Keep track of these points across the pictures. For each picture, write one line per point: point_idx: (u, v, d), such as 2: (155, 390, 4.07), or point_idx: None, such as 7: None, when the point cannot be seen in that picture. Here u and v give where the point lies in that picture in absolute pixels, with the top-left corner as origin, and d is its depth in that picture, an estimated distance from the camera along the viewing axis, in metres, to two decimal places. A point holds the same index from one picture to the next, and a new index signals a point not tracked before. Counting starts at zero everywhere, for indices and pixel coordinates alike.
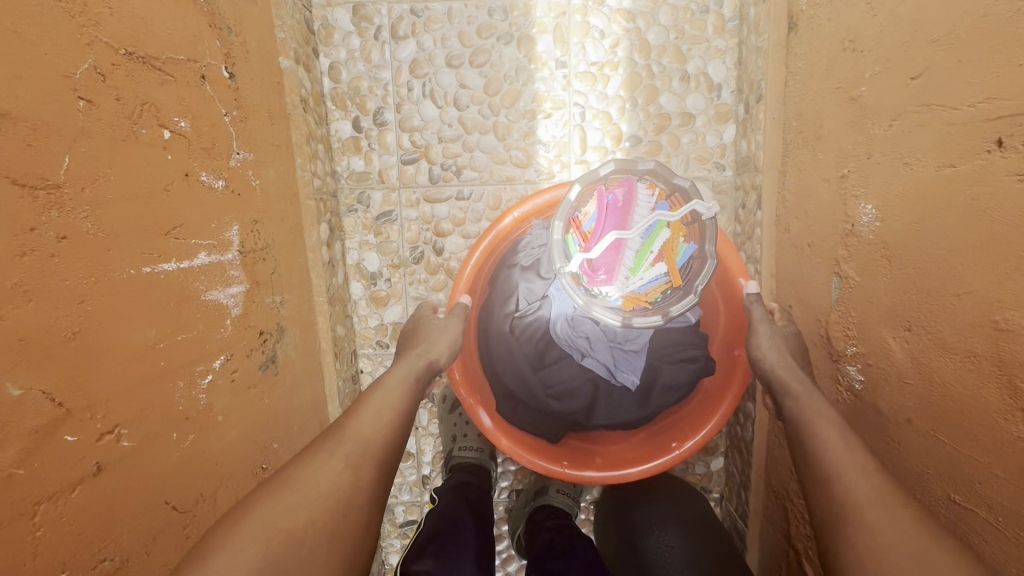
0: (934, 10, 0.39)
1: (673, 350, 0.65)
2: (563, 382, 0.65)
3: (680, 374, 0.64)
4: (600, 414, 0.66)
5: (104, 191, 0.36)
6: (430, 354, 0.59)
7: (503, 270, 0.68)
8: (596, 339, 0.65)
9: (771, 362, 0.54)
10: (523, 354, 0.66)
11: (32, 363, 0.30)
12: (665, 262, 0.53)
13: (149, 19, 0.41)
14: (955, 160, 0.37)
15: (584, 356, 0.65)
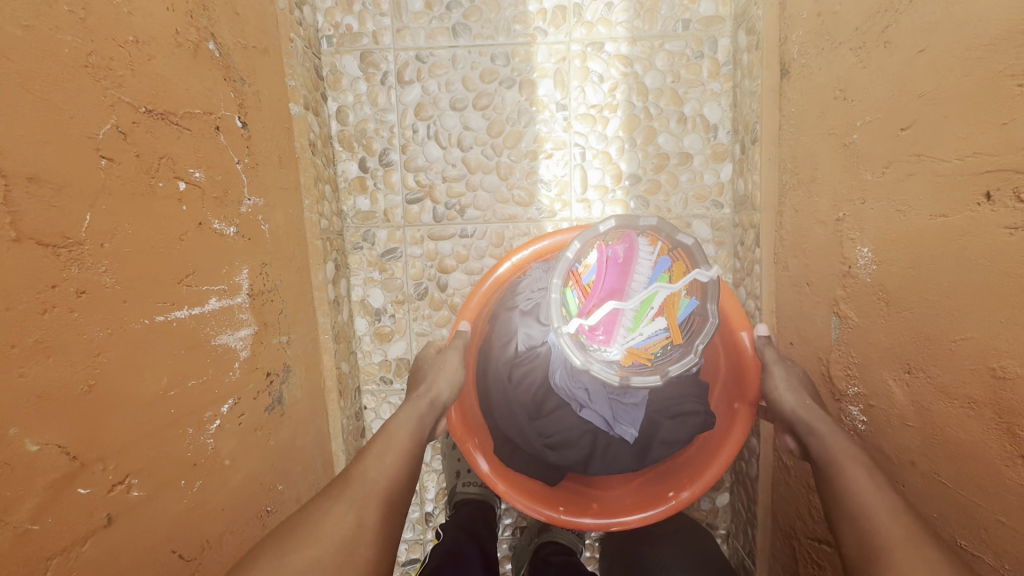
0: (919, 67, 0.41)
1: (672, 402, 0.66)
2: (560, 432, 0.65)
3: (679, 430, 0.64)
4: (597, 463, 0.67)
5: (123, 245, 0.37)
6: (432, 394, 0.59)
7: (503, 312, 0.69)
8: (595, 391, 0.65)
9: (791, 404, 0.53)
10: (521, 402, 0.66)
11: (49, 418, 0.31)
12: (665, 317, 0.54)
13: (168, 78, 0.43)
14: (946, 210, 0.39)
15: (582, 408, 0.65)
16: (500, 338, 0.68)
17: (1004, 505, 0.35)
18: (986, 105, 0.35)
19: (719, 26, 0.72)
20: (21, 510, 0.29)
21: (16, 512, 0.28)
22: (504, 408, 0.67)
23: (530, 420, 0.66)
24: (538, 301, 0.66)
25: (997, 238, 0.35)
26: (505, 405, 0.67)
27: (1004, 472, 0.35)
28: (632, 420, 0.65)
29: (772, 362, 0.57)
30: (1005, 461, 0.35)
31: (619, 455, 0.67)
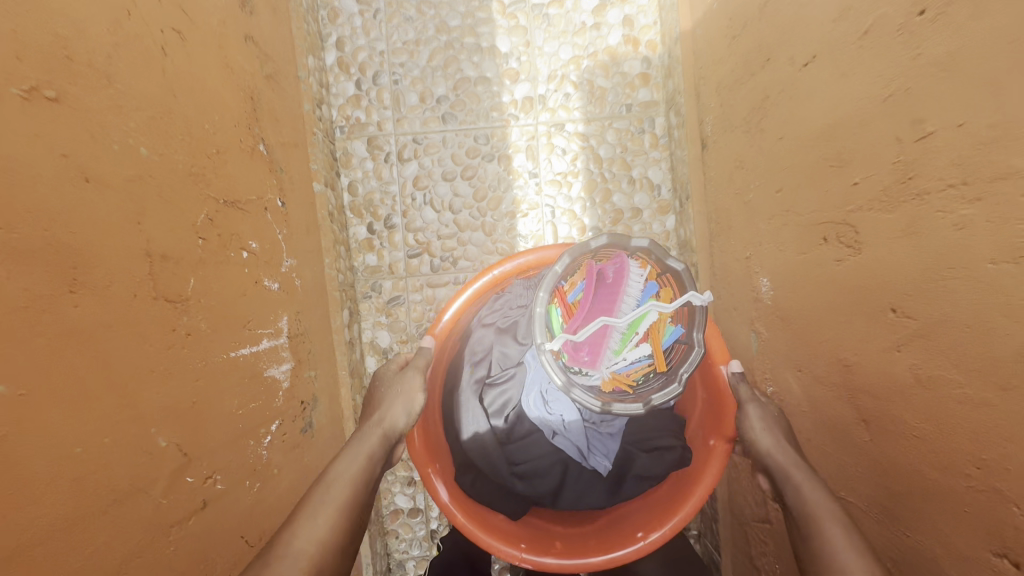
0: (780, 149, 0.58)
1: (652, 438, 0.75)
2: (529, 459, 0.77)
3: (654, 465, 0.73)
4: (568, 490, 0.77)
5: (211, 299, 0.51)
6: (385, 425, 0.61)
7: (480, 330, 0.82)
8: (567, 421, 0.78)
9: (767, 445, 0.56)
10: (493, 428, 0.78)
11: (173, 423, 0.43)
12: (649, 344, 0.64)
13: (236, 175, 0.58)
14: (804, 250, 0.54)
15: (555, 435, 0.77)
16: (475, 356, 0.81)
17: (889, 474, 0.45)
18: (816, 177, 0.51)
19: (655, 108, 0.90)
20: (158, 486, 0.41)
21: (155, 488, 0.41)
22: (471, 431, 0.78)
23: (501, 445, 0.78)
24: (514, 319, 0.80)
25: (831, 268, 0.50)
26: (471, 428, 0.77)
27: (900, 451, 0.43)
28: (604, 449, 0.78)
29: (746, 401, 0.61)
30: (898, 440, 0.43)
31: (593, 484, 0.77)
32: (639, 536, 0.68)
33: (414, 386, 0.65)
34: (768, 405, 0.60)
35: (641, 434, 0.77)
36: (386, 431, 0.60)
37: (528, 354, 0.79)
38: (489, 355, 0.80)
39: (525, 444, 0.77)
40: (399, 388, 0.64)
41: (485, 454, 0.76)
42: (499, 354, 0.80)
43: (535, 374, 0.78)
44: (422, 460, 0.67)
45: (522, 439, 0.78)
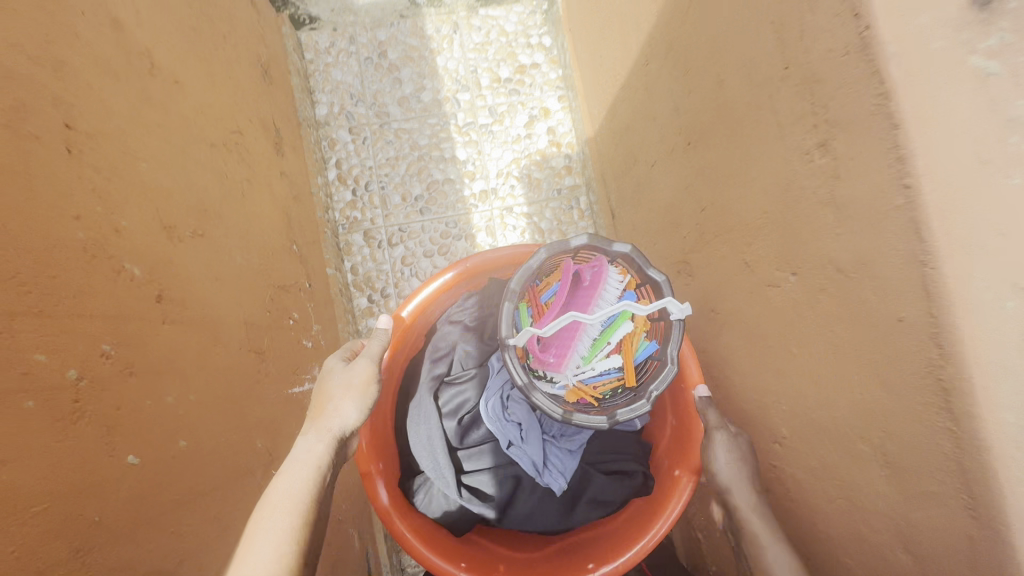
0: (650, 216, 0.87)
1: (612, 462, 0.80)
2: (483, 465, 0.79)
3: (610, 488, 0.77)
4: (519, 508, 0.78)
5: (276, 353, 0.75)
6: (331, 425, 0.61)
7: (446, 325, 0.85)
8: (527, 430, 0.76)
9: (725, 475, 0.63)
10: (446, 430, 0.79)
11: (264, 432, 0.66)
12: (620, 357, 0.70)
13: (283, 268, 0.84)
14: (670, 280, 0.81)
15: (513, 446, 0.75)
16: (437, 352, 0.84)
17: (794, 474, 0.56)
18: (668, 234, 0.80)
19: (579, 190, 1.21)
20: (259, 472, 0.63)
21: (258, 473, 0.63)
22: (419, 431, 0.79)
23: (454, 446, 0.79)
24: (484, 319, 0.84)
25: (684, 290, 0.77)
26: (422, 427, 0.78)
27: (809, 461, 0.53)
28: (562, 469, 0.77)
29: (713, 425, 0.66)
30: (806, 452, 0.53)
31: (547, 510, 0.77)
32: (589, 565, 0.71)
33: (359, 380, 0.64)
34: (739, 435, 0.64)
35: (604, 457, 0.80)
36: (339, 435, 0.61)
37: (493, 357, 0.81)
38: (451, 353, 0.83)
39: (479, 453, 0.79)
40: (343, 386, 0.63)
41: (433, 452, 0.77)
42: (462, 352, 0.82)
43: (498, 386, 0.78)
44: (366, 462, 0.69)
45: (475, 445, 0.79)
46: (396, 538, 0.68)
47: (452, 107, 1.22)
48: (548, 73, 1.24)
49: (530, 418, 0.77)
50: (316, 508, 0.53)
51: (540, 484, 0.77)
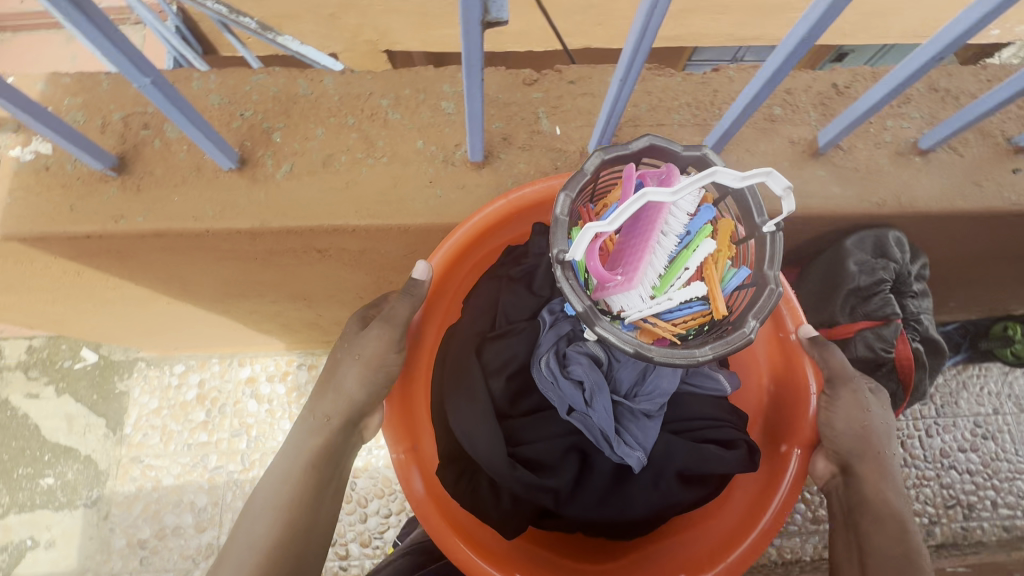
0: None
1: (711, 413, 0.75)
2: (537, 436, 0.74)
3: (707, 456, 0.71)
4: (585, 495, 0.73)
5: None
6: (325, 416, 0.70)
7: (494, 282, 0.82)
8: (601, 398, 0.71)
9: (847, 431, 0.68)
10: (495, 391, 0.75)
11: None
12: (700, 282, 0.62)
13: None
14: None
15: (587, 412, 0.71)
16: (479, 310, 0.81)
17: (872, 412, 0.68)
18: None
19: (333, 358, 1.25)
20: None
21: None
22: (465, 398, 0.74)
23: (508, 409, 0.77)
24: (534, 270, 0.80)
25: None
26: (467, 389, 0.74)
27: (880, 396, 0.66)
28: (642, 440, 0.71)
29: (836, 362, 0.70)
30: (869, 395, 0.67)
31: (626, 499, 0.73)
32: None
33: (367, 352, 0.68)
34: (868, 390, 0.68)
35: (693, 423, 0.75)
36: (328, 421, 0.70)
37: (545, 317, 0.77)
38: (500, 307, 0.79)
39: (537, 420, 0.75)
40: (360, 355, 0.69)
41: (476, 425, 0.72)
42: (506, 305, 0.79)
43: (552, 341, 0.74)
44: (397, 463, 0.71)
45: (534, 416, 0.76)
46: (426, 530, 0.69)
47: (219, 476, 1.21)
48: (212, 372, 1.27)
49: (593, 377, 0.72)
50: (306, 511, 0.66)
51: (612, 457, 0.72)
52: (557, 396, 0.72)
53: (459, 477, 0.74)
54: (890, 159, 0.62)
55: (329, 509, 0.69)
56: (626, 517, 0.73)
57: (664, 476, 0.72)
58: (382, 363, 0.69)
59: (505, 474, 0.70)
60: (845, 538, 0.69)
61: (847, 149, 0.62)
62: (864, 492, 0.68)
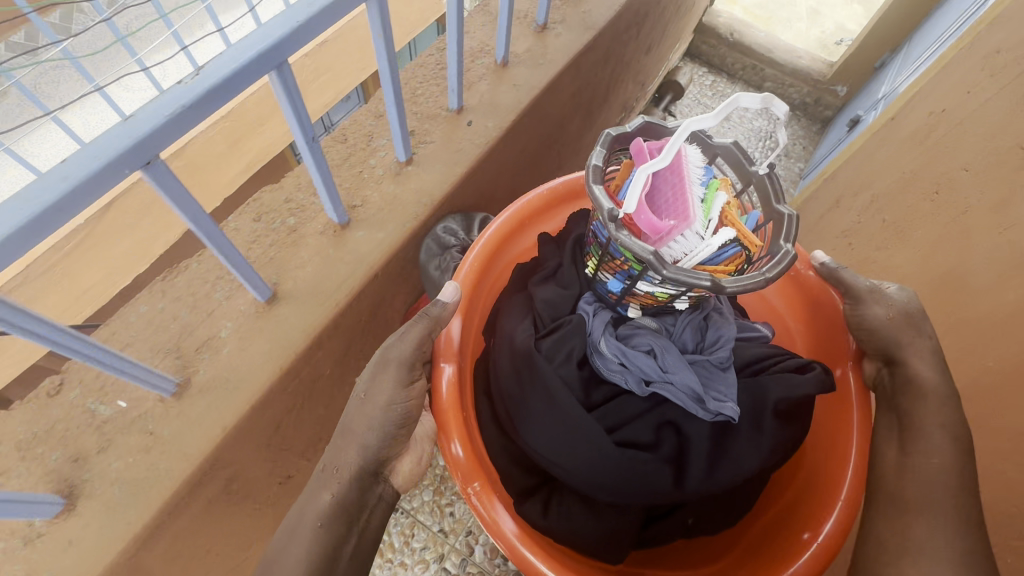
0: None
1: (764, 352, 1.11)
2: (620, 416, 1.04)
3: (792, 381, 1.02)
4: (694, 466, 1.00)
5: None
6: (336, 471, 0.75)
7: (526, 301, 1.16)
8: (672, 356, 1.03)
9: (887, 314, 0.85)
10: (570, 378, 1.04)
11: None
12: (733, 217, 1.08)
13: None
14: None
15: (665, 373, 1.02)
16: (525, 325, 1.11)
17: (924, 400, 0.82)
18: None
19: None
20: None
21: None
22: (547, 406, 1.02)
23: (589, 402, 1.05)
24: (552, 277, 1.17)
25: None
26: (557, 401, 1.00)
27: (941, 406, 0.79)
28: (727, 395, 1.01)
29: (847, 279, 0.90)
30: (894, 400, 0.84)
31: (725, 443, 1.02)
32: (811, 536, 0.97)
33: (382, 399, 0.76)
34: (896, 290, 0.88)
35: (760, 359, 1.11)
36: (328, 474, 0.76)
37: (591, 311, 1.10)
38: (548, 315, 1.11)
39: (612, 403, 1.04)
40: (361, 396, 0.80)
41: (564, 432, 0.98)
42: (547, 312, 1.11)
43: (602, 324, 1.08)
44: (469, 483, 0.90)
45: (614, 397, 1.06)
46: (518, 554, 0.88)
47: None
48: None
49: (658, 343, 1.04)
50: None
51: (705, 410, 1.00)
52: (636, 366, 1.03)
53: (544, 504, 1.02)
54: (394, 185, 0.71)
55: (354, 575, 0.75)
56: (741, 470, 0.99)
57: (761, 421, 1.01)
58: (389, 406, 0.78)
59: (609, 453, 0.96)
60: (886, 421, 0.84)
61: (363, 203, 0.70)
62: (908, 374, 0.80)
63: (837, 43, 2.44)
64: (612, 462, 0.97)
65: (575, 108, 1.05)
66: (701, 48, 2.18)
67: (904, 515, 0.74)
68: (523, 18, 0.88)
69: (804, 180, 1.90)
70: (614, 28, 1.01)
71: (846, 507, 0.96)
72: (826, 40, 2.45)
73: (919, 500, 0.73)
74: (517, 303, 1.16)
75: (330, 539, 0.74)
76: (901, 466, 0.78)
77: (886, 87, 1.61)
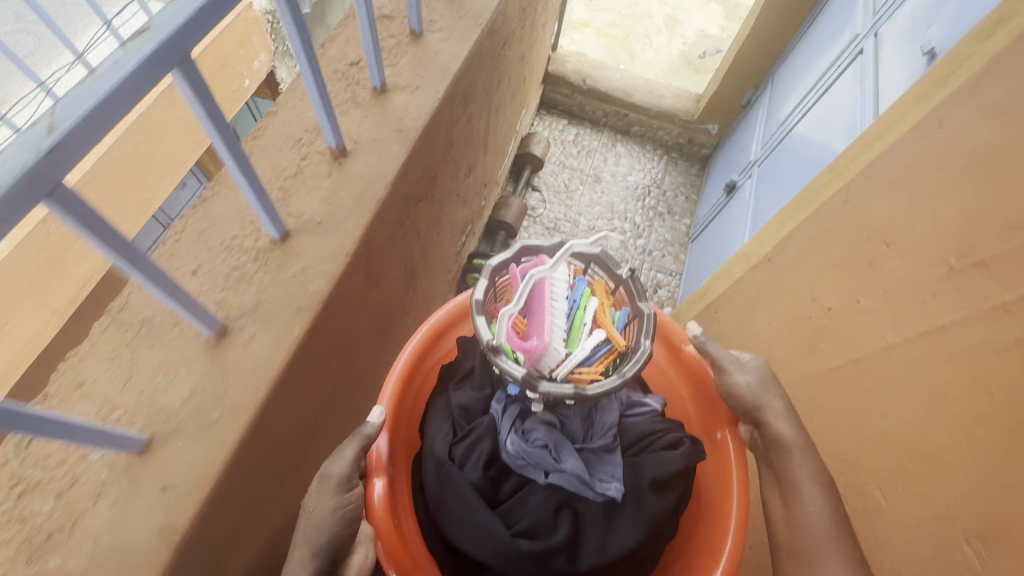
0: None
1: (655, 425, 0.96)
2: (520, 517, 0.86)
3: (664, 463, 0.88)
4: (589, 541, 0.85)
5: None
6: None
7: (445, 399, 0.98)
8: (565, 450, 0.88)
9: (746, 380, 0.68)
10: (474, 479, 0.87)
11: None
12: (603, 311, 0.93)
13: None
14: None
15: (558, 465, 0.86)
16: (435, 420, 0.95)
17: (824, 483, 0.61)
18: None
19: None
20: None
21: None
22: (458, 514, 0.85)
23: (495, 500, 0.88)
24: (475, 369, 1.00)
25: None
26: (460, 511, 0.84)
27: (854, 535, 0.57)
28: (613, 472, 0.88)
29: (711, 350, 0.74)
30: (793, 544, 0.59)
31: (619, 523, 0.86)
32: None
33: (319, 512, 0.62)
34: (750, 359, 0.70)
35: (663, 429, 0.96)
36: None
37: (495, 405, 0.94)
38: (455, 414, 0.95)
39: (522, 495, 0.88)
40: (308, 508, 0.63)
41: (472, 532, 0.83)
42: (461, 408, 0.95)
43: (508, 421, 0.92)
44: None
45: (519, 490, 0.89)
46: None
47: None
48: None
49: (553, 437, 0.88)
50: None
51: (599, 496, 0.85)
52: (533, 460, 0.87)
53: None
54: None
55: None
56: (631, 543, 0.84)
57: (640, 493, 0.86)
58: (332, 510, 0.63)
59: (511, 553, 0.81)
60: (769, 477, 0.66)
61: None
62: (771, 433, 0.66)
63: (700, 57, 2.23)
64: (516, 558, 0.81)
65: (349, 362, 0.72)
66: (555, 98, 1.88)
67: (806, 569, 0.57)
68: (182, 327, 0.54)
69: (694, 242, 1.68)
70: (373, 253, 0.68)
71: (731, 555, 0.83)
72: (689, 54, 2.23)
73: (813, 562, 0.57)
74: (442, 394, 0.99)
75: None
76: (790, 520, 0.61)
77: (756, 147, 1.39)
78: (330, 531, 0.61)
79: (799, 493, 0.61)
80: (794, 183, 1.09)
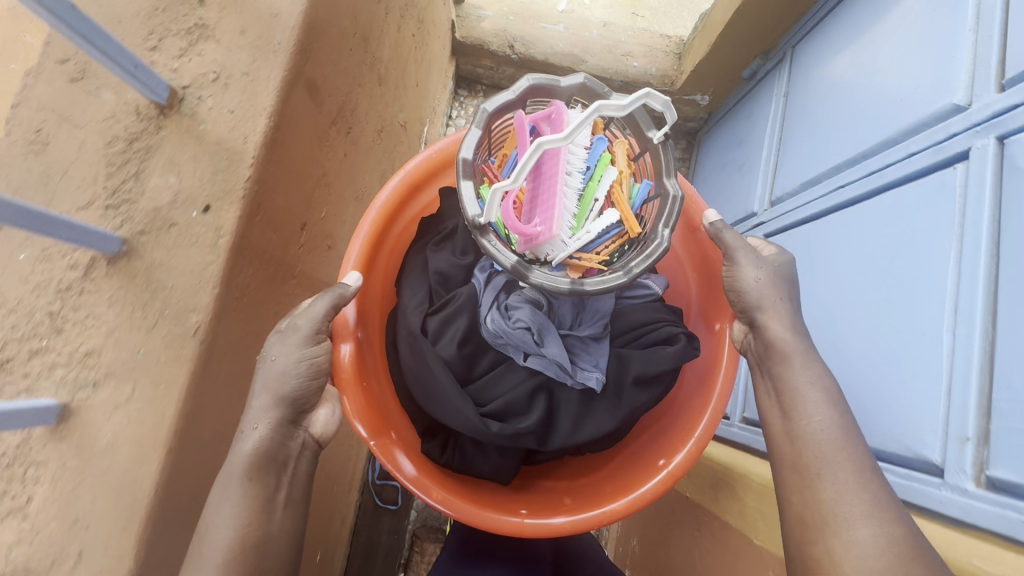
0: None
1: (654, 317, 0.88)
2: (500, 392, 0.82)
3: (654, 358, 0.82)
4: (562, 420, 0.82)
5: None
6: (256, 429, 0.50)
7: (416, 259, 0.89)
8: (550, 337, 0.80)
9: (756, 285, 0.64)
10: (449, 356, 0.81)
11: None
12: (619, 187, 0.79)
13: None
14: None
15: (539, 347, 0.80)
16: (410, 288, 0.87)
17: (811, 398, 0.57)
18: None
19: None
20: None
21: None
22: (434, 388, 0.79)
23: (470, 378, 0.84)
24: (445, 240, 0.90)
25: None
26: (431, 385, 0.78)
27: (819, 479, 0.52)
28: (596, 362, 0.82)
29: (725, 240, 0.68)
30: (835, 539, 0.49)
31: (591, 404, 0.83)
32: (666, 463, 0.79)
33: (282, 369, 0.52)
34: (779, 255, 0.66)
35: (666, 313, 0.88)
36: (252, 434, 0.50)
37: (477, 279, 0.86)
38: (431, 287, 0.86)
39: (499, 372, 0.83)
40: (270, 361, 0.53)
41: (446, 400, 0.78)
42: (438, 279, 0.87)
43: (493, 294, 0.84)
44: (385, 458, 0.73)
45: (493, 368, 0.85)
46: (437, 493, 0.74)
47: None
48: None
49: (536, 319, 0.80)
50: None
51: (576, 382, 0.81)
52: (512, 339, 0.81)
53: (443, 449, 0.83)
54: None
55: (281, 535, 0.51)
56: (605, 428, 0.81)
57: (621, 387, 0.82)
58: (313, 370, 0.54)
59: (488, 434, 0.77)
60: (765, 388, 0.62)
61: None
62: (767, 338, 0.62)
63: None
64: (489, 437, 0.78)
65: None
66: (475, 71, 1.32)
67: (811, 483, 0.52)
68: None
69: None
70: None
71: (702, 440, 0.77)
72: None
73: (820, 476, 0.52)
74: (414, 257, 0.90)
75: (257, 494, 0.49)
76: (789, 432, 0.57)
77: (761, 193, 0.94)
78: (294, 385, 0.52)
79: (801, 408, 0.57)
80: (816, 334, 0.71)
